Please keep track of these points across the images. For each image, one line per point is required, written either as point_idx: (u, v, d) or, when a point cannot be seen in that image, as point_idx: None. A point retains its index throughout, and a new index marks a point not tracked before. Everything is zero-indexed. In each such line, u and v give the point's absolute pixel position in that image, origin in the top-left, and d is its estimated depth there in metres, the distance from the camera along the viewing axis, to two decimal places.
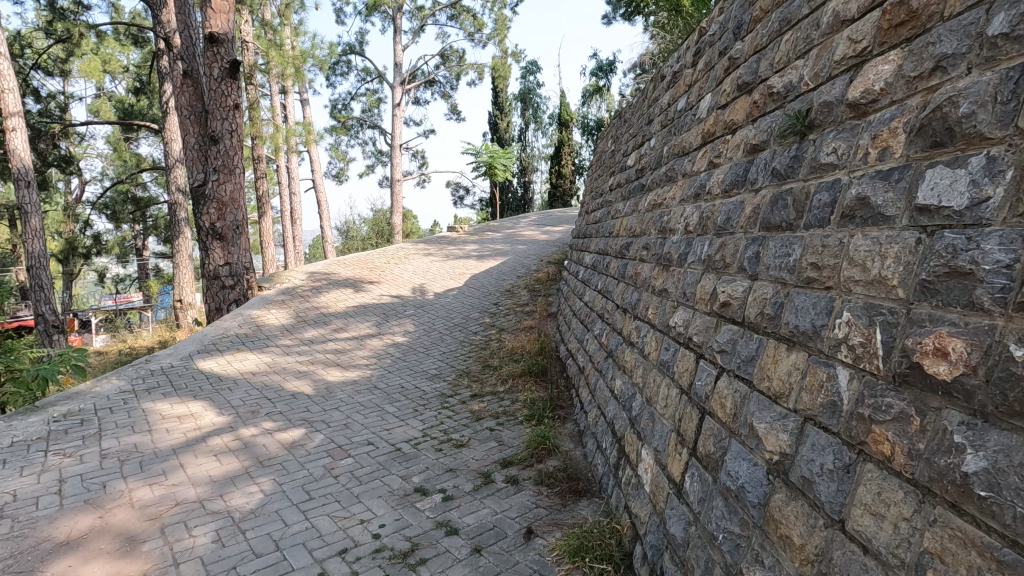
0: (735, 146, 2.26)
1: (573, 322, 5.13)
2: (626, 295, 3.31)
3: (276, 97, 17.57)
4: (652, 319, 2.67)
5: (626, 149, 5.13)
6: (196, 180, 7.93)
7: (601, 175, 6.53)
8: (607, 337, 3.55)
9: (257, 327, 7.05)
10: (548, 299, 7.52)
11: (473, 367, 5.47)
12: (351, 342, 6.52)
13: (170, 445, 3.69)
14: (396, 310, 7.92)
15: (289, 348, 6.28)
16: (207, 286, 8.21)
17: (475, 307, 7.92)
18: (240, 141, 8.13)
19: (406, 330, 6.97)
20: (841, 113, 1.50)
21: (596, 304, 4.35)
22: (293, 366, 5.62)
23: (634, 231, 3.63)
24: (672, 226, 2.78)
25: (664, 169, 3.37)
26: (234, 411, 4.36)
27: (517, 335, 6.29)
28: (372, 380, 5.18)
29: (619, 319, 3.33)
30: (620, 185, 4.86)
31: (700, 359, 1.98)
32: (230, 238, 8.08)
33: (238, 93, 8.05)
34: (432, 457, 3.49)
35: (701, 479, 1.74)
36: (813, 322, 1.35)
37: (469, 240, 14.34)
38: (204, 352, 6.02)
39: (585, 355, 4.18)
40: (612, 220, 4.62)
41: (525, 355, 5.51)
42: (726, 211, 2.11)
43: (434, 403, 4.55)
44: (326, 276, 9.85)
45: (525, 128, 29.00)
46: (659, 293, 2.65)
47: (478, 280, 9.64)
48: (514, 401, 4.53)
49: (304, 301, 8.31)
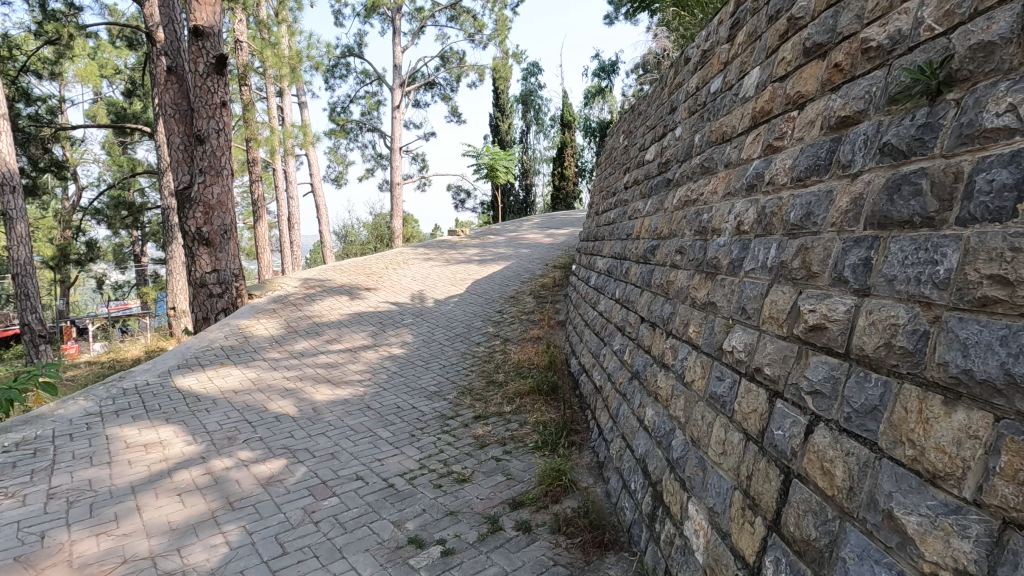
0: (806, 123, 1.79)
1: (585, 334, 4.66)
2: (655, 307, 2.84)
3: (273, 99, 17.17)
4: (696, 339, 2.19)
5: (643, 143, 4.65)
6: (182, 182, 7.48)
7: (612, 173, 6.06)
8: (632, 356, 3.08)
9: (244, 339, 6.58)
10: (556, 306, 7.03)
11: (476, 383, 5.00)
12: (344, 355, 6.04)
13: (129, 482, 3.22)
14: (393, 318, 7.45)
15: (277, 362, 5.81)
16: (194, 294, 7.71)
17: (478, 315, 7.44)
18: (228, 141, 7.71)
19: (405, 340, 6.49)
20: (1014, 57, 1.02)
21: (614, 314, 3.87)
22: (280, 384, 5.14)
23: (661, 232, 3.15)
24: (715, 227, 2.31)
25: (697, 160, 2.89)
26: (208, 438, 3.89)
27: (523, 346, 5.80)
28: (365, 399, 4.70)
29: (647, 335, 2.86)
30: (637, 182, 4.39)
31: (777, 399, 1.50)
32: (218, 243, 7.63)
33: (225, 90, 7.61)
34: (429, 497, 3.01)
35: (795, 571, 1.27)
36: (1003, 365, 0.88)
37: (471, 245, 13.89)
38: (185, 367, 5.56)
39: (604, 373, 3.71)
40: (631, 221, 4.14)
41: (533, 370, 5.03)
42: (802, 204, 1.64)
43: (433, 427, 4.07)
44: (321, 283, 9.38)
45: (527, 130, 28.60)
46: (703, 307, 2.18)
47: (481, 285, 9.16)
48: (522, 423, 4.04)
49: (296, 309, 7.85)
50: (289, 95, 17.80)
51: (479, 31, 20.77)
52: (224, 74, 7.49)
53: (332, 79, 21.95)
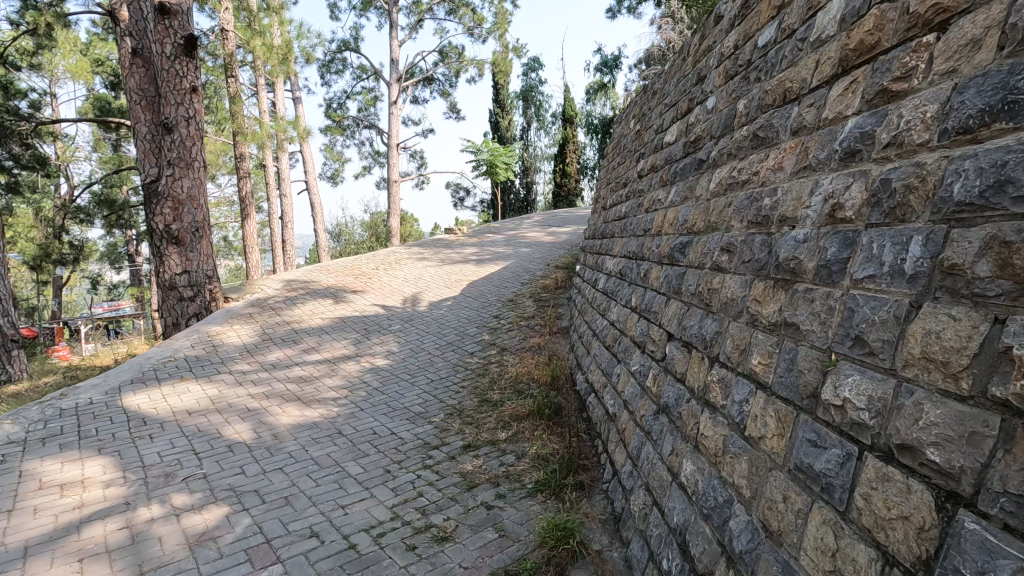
0: (963, 45, 1.12)
1: (594, 346, 3.99)
2: (690, 323, 2.19)
3: (263, 92, 16.52)
4: (763, 377, 1.53)
5: (661, 124, 3.99)
6: (148, 176, 6.83)
7: (622, 163, 5.37)
8: (657, 382, 2.43)
9: (213, 348, 5.94)
10: (558, 311, 6.36)
11: (467, 402, 4.33)
12: (321, 367, 5.37)
13: (25, 540, 2.58)
14: (379, 324, 6.77)
15: (245, 375, 5.14)
16: (163, 298, 7.06)
17: (473, 320, 6.76)
18: (198, 130, 7.07)
19: (390, 350, 5.81)
20: None
21: (630, 327, 3.21)
22: (242, 403, 4.48)
23: (694, 227, 2.49)
24: (787, 217, 1.64)
25: (745, 131, 2.23)
26: (141, 476, 3.23)
27: (522, 358, 5.13)
28: (337, 422, 4.04)
29: (679, 360, 2.21)
30: (656, 168, 3.73)
31: (962, 513, 0.85)
32: (188, 242, 7.00)
33: (195, 74, 6.98)
34: (397, 566, 2.36)
35: None
36: None
37: (468, 243, 13.22)
38: (138, 383, 4.90)
39: (619, 400, 3.04)
40: (649, 216, 3.48)
41: (533, 387, 4.38)
42: (981, 170, 0.97)
43: (413, 460, 3.41)
44: (306, 285, 8.72)
45: (528, 127, 27.94)
46: (776, 329, 1.52)
47: (478, 287, 8.47)
48: (520, 456, 3.38)
49: (274, 314, 7.19)
50: (280, 88, 17.13)
51: (478, 25, 20.17)
52: (194, 56, 6.86)
53: (328, 74, 21.34)
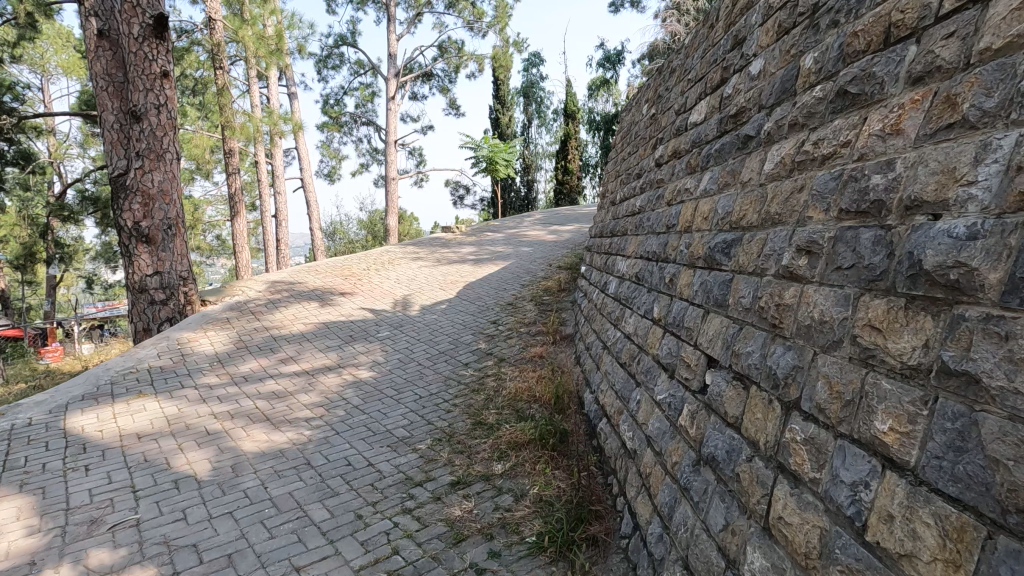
0: None
1: (606, 362, 3.43)
2: (747, 347, 1.63)
3: (255, 86, 15.97)
4: (899, 454, 0.98)
5: (684, 104, 3.41)
6: (114, 168, 6.27)
7: (634, 153, 4.80)
8: (696, 422, 1.87)
9: (181, 357, 5.38)
10: (562, 316, 5.79)
11: (459, 426, 3.76)
12: (298, 380, 4.80)
13: None
14: (366, 330, 6.19)
15: (211, 391, 4.56)
16: (133, 301, 6.53)
17: (468, 327, 6.19)
18: (170, 119, 6.56)
19: (376, 361, 5.24)
20: None
21: (652, 342, 2.65)
22: (202, 425, 3.91)
23: (744, 221, 1.94)
24: (923, 201, 1.08)
25: (821, 89, 1.66)
26: (60, 524, 2.67)
27: (523, 372, 4.56)
28: (306, 450, 3.47)
29: (731, 398, 1.65)
30: (679, 154, 3.16)
31: None
32: (160, 241, 6.45)
33: (167, 57, 6.48)
34: None
35: None
36: None
37: (465, 243, 12.64)
38: (89, 400, 4.34)
39: (639, 434, 2.49)
40: (672, 209, 2.92)
41: (536, 408, 3.82)
42: None
43: (391, 501, 2.86)
44: (291, 286, 8.15)
45: (528, 124, 27.41)
46: (921, 378, 0.97)
47: (474, 290, 7.90)
48: (518, 497, 2.83)
49: (254, 319, 6.63)
50: (273, 82, 16.59)
51: (478, 20, 19.58)
52: (165, 38, 6.37)
53: (324, 69, 20.77)
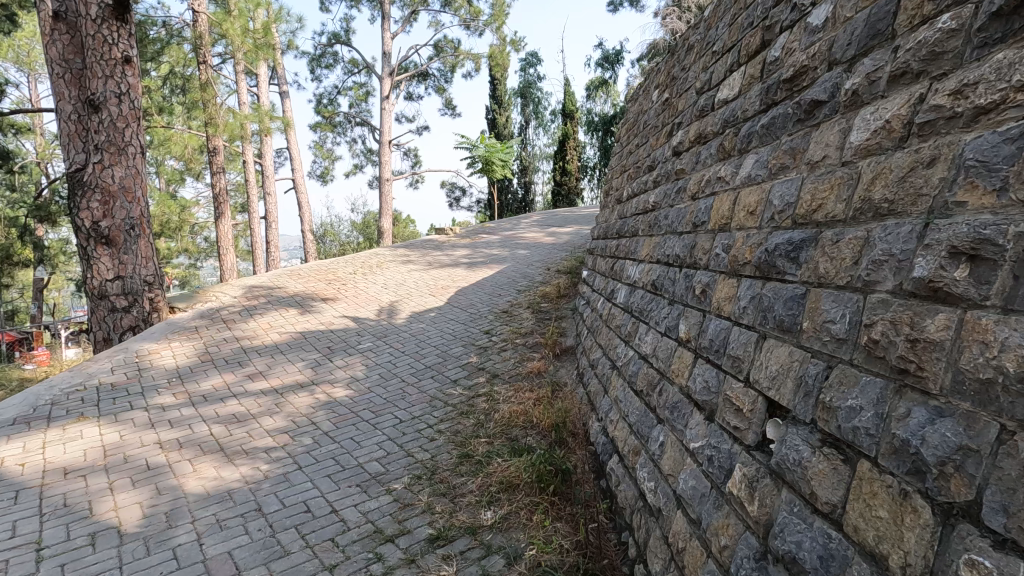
0: None
1: (616, 386, 2.90)
2: (846, 398, 1.10)
3: (244, 84, 15.42)
4: None
5: (709, 81, 2.87)
6: (71, 162, 5.71)
7: (643, 144, 4.28)
8: (758, 493, 1.33)
9: (137, 373, 4.81)
10: (562, 326, 5.26)
11: (443, 459, 3.22)
12: (264, 400, 4.25)
13: None
14: (346, 341, 5.62)
15: (162, 414, 3.99)
16: (92, 308, 5.95)
17: (458, 337, 5.64)
18: (134, 109, 5.99)
19: (354, 378, 4.67)
20: None
21: (679, 369, 2.12)
22: (142, 457, 3.33)
23: (819, 215, 1.41)
24: None
25: (956, 15, 1.11)
26: None
27: (518, 392, 4.02)
28: (258, 491, 2.91)
29: (823, 472, 1.12)
30: (706, 138, 2.62)
31: None
32: (122, 242, 5.89)
33: (130, 41, 5.93)
34: None
35: None
36: None
37: (459, 245, 12.11)
38: (19, 426, 3.76)
39: (665, 487, 1.96)
40: (700, 204, 2.39)
41: (534, 439, 3.28)
42: None
43: (354, 565, 2.31)
44: (269, 292, 7.58)
45: (525, 125, 27.01)
46: None
47: (467, 295, 7.34)
48: (512, 560, 2.29)
49: (225, 328, 6.07)
50: (263, 80, 16.04)
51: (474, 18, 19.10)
52: (126, 21, 5.81)
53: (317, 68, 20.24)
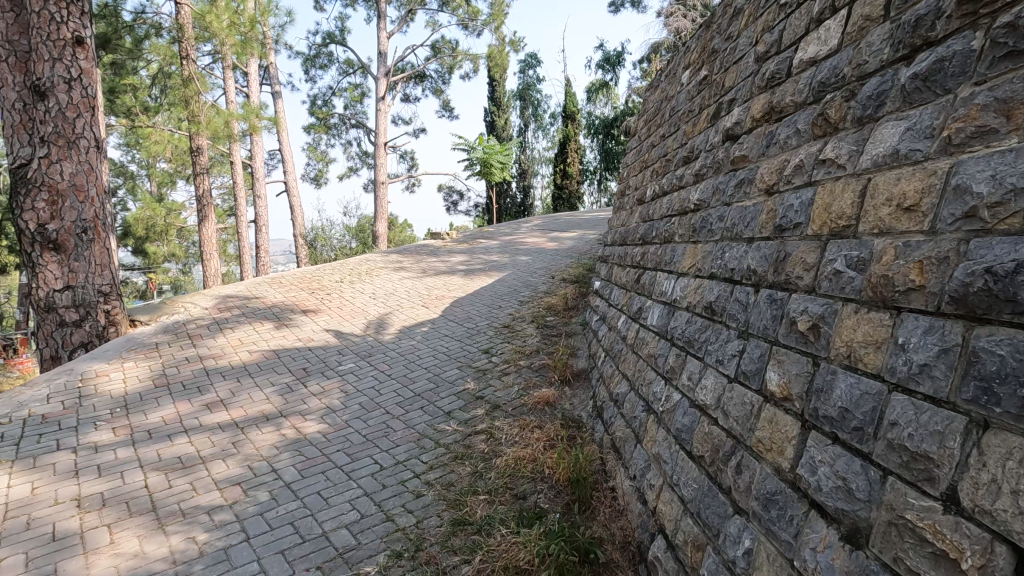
0: None
1: (656, 438, 2.21)
2: None
3: (232, 82, 14.72)
4: None
5: (777, 43, 2.20)
6: (15, 157, 5.01)
7: (672, 135, 3.60)
8: None
9: (76, 401, 4.09)
10: (572, 344, 4.58)
11: (431, 527, 2.53)
12: (219, 438, 3.54)
13: None
14: (325, 362, 4.93)
15: (92, 457, 3.28)
16: (38, 322, 5.24)
17: (453, 357, 4.96)
18: (87, 96, 5.31)
19: (330, 409, 3.96)
20: None
21: (772, 439, 1.44)
22: (49, 523, 2.62)
23: None
24: None
25: None
26: None
27: (523, 429, 3.34)
28: None
29: None
30: (784, 114, 1.95)
31: None
32: (72, 247, 5.19)
33: (83, 21, 5.25)
34: None
35: None
36: None
37: (456, 250, 11.41)
38: None
39: None
40: (786, 198, 1.72)
41: (547, 500, 2.60)
42: None
43: None
44: (244, 303, 6.88)
45: (525, 128, 26.42)
46: None
47: (463, 307, 6.67)
48: None
49: (189, 345, 5.36)
50: (252, 78, 15.32)
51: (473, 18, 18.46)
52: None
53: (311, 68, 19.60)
